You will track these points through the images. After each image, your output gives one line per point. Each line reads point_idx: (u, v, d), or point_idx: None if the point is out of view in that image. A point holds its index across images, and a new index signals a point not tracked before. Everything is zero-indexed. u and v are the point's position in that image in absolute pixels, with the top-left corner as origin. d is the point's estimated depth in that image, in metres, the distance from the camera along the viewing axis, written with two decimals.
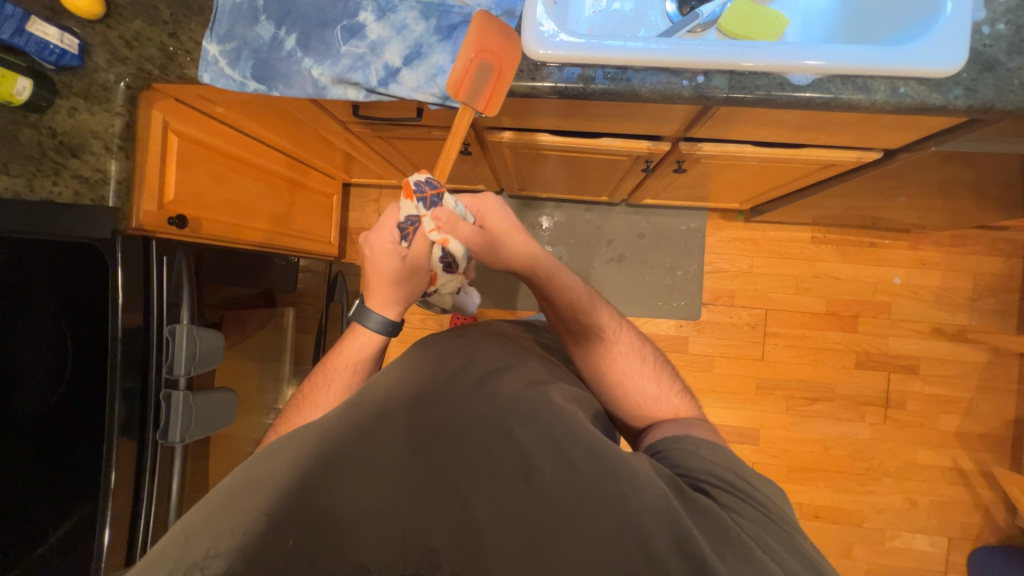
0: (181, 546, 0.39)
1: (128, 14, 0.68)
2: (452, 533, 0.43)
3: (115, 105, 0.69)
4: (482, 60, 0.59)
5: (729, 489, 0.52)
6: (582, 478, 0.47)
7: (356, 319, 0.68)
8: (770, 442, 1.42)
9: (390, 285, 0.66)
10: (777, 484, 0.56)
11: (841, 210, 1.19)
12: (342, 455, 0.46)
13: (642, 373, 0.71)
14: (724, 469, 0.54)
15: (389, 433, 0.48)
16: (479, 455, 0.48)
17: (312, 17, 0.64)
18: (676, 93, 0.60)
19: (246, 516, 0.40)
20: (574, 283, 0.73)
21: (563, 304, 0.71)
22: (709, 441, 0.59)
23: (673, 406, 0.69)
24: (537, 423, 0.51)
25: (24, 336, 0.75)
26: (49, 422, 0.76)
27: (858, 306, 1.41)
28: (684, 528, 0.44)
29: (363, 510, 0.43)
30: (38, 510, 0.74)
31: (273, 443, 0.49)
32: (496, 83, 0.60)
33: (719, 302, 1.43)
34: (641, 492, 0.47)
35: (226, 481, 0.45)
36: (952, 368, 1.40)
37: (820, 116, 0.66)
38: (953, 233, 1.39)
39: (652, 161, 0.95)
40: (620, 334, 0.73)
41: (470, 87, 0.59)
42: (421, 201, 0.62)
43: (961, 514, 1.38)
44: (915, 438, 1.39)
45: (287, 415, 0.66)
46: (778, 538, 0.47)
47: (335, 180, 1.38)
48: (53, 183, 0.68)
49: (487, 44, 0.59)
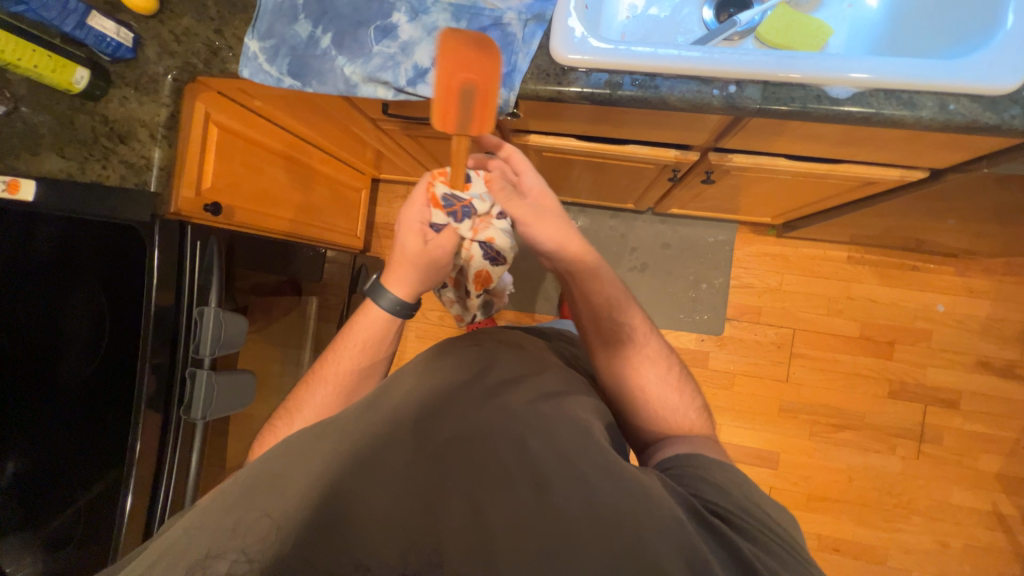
0: (197, 538, 0.41)
1: (179, 11, 0.71)
2: (460, 539, 0.43)
3: (161, 96, 0.73)
4: (466, 80, 0.51)
5: (747, 514, 0.49)
6: (593, 495, 0.46)
7: (370, 296, 0.70)
8: (791, 468, 1.36)
9: (413, 266, 0.69)
10: (790, 512, 0.54)
11: (881, 230, 1.13)
12: (352, 458, 0.47)
13: (664, 381, 0.69)
14: (741, 492, 0.52)
15: (399, 438, 0.49)
16: (489, 463, 0.47)
17: (347, 18, 0.66)
18: (707, 102, 0.59)
19: (254, 515, 0.42)
20: (615, 281, 0.71)
21: (600, 301, 0.69)
22: (721, 462, 0.57)
23: (691, 420, 0.67)
24: (550, 436, 0.51)
25: (77, 308, 0.81)
26: (86, 392, 0.81)
27: (895, 333, 1.33)
28: (695, 552, 0.43)
29: (375, 508, 0.44)
30: (71, 474, 0.78)
31: (287, 440, 0.51)
32: (484, 100, 0.51)
33: (744, 318, 1.38)
34: (652, 512, 0.45)
35: (242, 475, 0.47)
36: (997, 405, 1.30)
37: (861, 131, 0.63)
38: (1007, 261, 1.29)
39: (679, 170, 0.93)
40: (648, 340, 0.72)
41: (457, 111, 0.51)
42: (451, 213, 0.67)
43: (999, 562, 1.28)
44: (951, 477, 1.31)
45: (299, 389, 0.70)
46: (799, 571, 0.45)
47: (365, 175, 1.42)
48: (102, 167, 0.72)
49: (469, 59, 0.51)
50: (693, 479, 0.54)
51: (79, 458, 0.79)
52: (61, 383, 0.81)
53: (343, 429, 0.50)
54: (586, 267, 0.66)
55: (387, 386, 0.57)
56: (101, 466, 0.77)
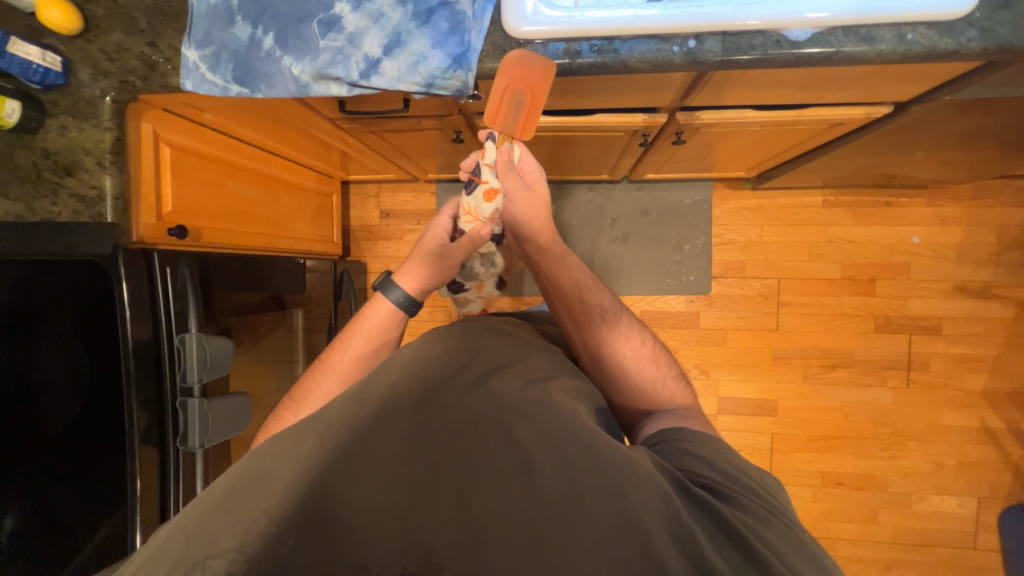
0: (187, 542, 0.38)
1: (105, 26, 0.66)
2: (451, 532, 0.42)
3: (102, 120, 0.69)
4: (516, 90, 0.59)
5: (732, 483, 0.50)
6: (582, 476, 0.46)
7: (380, 290, 0.71)
8: (789, 412, 1.40)
9: (426, 263, 0.72)
10: (772, 476, 0.57)
11: (853, 170, 1.14)
12: (339, 453, 0.45)
13: (639, 356, 0.71)
14: (723, 463, 0.53)
15: (386, 431, 0.48)
16: (478, 452, 0.47)
17: (287, 14, 0.62)
18: (667, 60, 0.58)
19: (247, 513, 0.40)
20: (581, 266, 0.74)
21: (569, 285, 0.72)
22: (704, 434, 0.58)
23: (671, 391, 0.69)
24: (536, 420, 0.51)
25: (40, 353, 0.77)
26: (77, 436, 0.78)
27: (876, 270, 1.36)
28: (681, 522, 0.43)
29: (363, 507, 0.42)
30: (73, 520, 0.76)
31: (272, 442, 0.49)
32: (529, 110, 0.60)
33: (729, 274, 1.40)
34: (638, 487, 0.46)
35: (223, 480, 0.44)
36: (978, 326, 1.35)
37: (823, 71, 0.62)
38: (974, 186, 1.32)
39: (649, 135, 0.93)
40: (616, 320, 0.73)
41: (506, 116, 0.61)
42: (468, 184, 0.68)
43: (990, 473, 1.35)
44: (940, 400, 1.36)
45: (310, 381, 0.68)
46: (781, 530, 0.46)
47: (333, 178, 1.39)
48: (52, 204, 0.69)
49: (522, 72, 0.58)
50: (678, 453, 0.55)
51: (82, 503, 0.77)
52: (45, 433, 0.78)
53: (332, 423, 0.48)
54: (551, 253, 0.71)
55: (374, 378, 0.56)
56: (105, 507, 0.76)
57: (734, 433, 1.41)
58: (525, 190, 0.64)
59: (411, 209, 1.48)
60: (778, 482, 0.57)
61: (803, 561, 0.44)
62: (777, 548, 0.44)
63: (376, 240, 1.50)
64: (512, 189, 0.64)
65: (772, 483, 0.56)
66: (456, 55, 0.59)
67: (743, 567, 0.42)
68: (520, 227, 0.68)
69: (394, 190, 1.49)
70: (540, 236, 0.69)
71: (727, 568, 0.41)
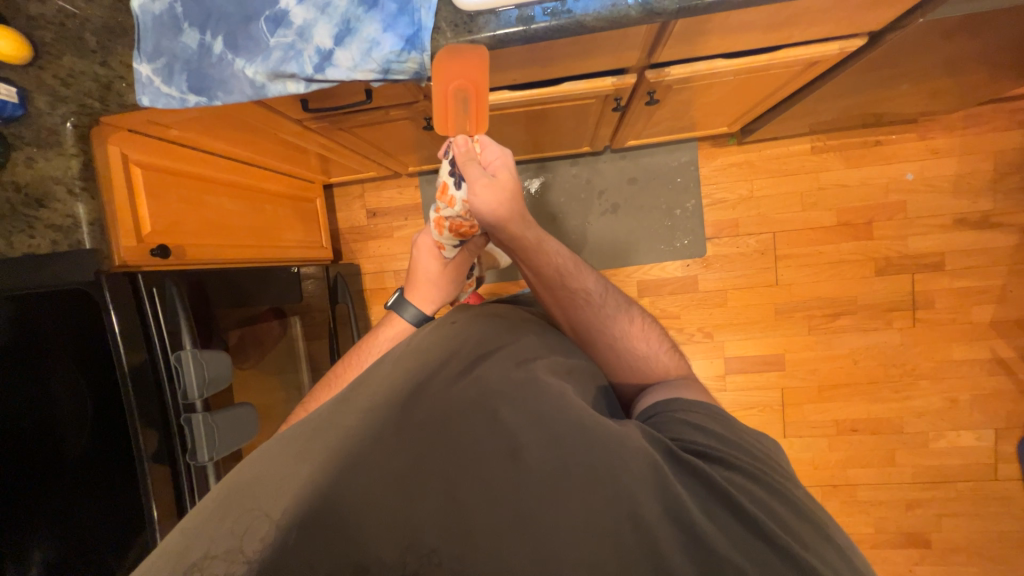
0: (187, 544, 0.38)
1: (57, 51, 0.66)
2: (445, 529, 0.42)
3: (67, 147, 0.68)
4: (457, 90, 0.61)
5: (723, 446, 0.51)
6: (567, 453, 0.46)
7: (394, 310, 0.77)
8: (797, 365, 1.39)
9: (433, 284, 0.77)
10: (769, 437, 0.57)
11: (839, 112, 1.11)
12: (330, 454, 0.44)
13: (631, 334, 0.71)
14: (717, 427, 0.54)
15: (371, 427, 0.47)
16: (467, 442, 0.47)
17: (233, 14, 0.60)
18: (624, 15, 0.56)
19: (245, 522, 0.39)
20: (560, 251, 0.70)
21: (550, 269, 0.68)
22: (700, 403, 0.58)
23: (665, 364, 0.69)
24: (523, 404, 0.51)
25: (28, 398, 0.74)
26: (93, 467, 0.77)
27: (872, 212, 1.34)
28: (671, 492, 0.44)
29: (356, 502, 0.42)
30: (99, 547, 0.77)
31: (263, 449, 0.48)
32: (478, 104, 0.63)
33: (723, 234, 1.38)
34: (628, 460, 0.46)
35: (218, 487, 0.44)
36: (981, 257, 1.32)
37: (788, 8, 0.61)
38: (965, 113, 1.29)
39: (622, 98, 0.91)
40: (604, 301, 0.71)
41: (456, 118, 0.64)
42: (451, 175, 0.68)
43: (1006, 402, 1.34)
44: (948, 336, 1.35)
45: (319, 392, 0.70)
46: (771, 485, 0.47)
47: (313, 183, 1.38)
48: (30, 236, 0.69)
49: (457, 70, 0.59)
50: (672, 423, 0.54)
51: (99, 531, 0.77)
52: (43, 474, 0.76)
53: (321, 427, 0.48)
54: (526, 240, 0.66)
55: (363, 377, 0.56)
56: (128, 530, 0.77)
57: (744, 392, 1.41)
58: (488, 182, 0.61)
59: (398, 205, 1.47)
60: (775, 442, 0.57)
61: (793, 515, 0.45)
62: (763, 502, 0.45)
63: (367, 241, 1.50)
64: (473, 178, 0.61)
65: (770, 442, 0.56)
66: (408, 36, 0.57)
67: (732, 526, 0.43)
68: (487, 221, 0.63)
69: (377, 187, 1.48)
70: (515, 221, 0.64)
71: (717, 531, 0.43)
